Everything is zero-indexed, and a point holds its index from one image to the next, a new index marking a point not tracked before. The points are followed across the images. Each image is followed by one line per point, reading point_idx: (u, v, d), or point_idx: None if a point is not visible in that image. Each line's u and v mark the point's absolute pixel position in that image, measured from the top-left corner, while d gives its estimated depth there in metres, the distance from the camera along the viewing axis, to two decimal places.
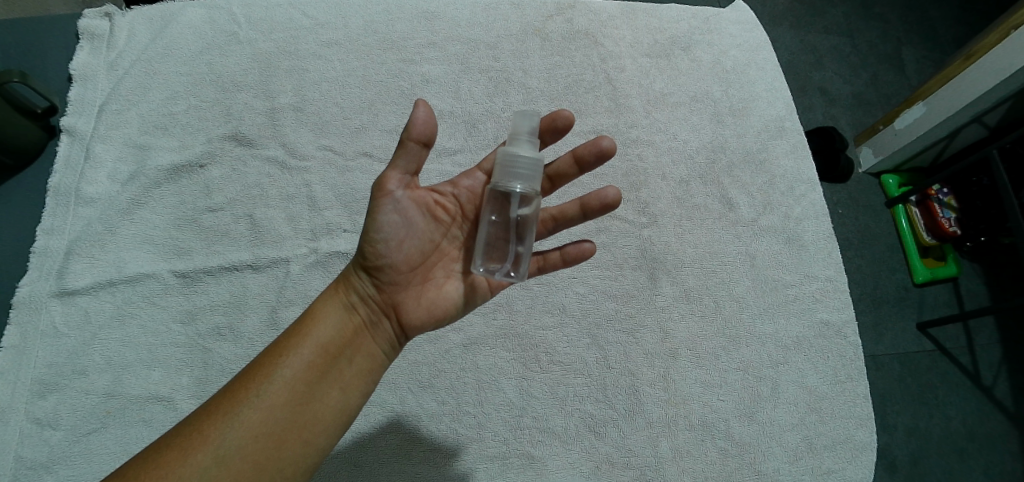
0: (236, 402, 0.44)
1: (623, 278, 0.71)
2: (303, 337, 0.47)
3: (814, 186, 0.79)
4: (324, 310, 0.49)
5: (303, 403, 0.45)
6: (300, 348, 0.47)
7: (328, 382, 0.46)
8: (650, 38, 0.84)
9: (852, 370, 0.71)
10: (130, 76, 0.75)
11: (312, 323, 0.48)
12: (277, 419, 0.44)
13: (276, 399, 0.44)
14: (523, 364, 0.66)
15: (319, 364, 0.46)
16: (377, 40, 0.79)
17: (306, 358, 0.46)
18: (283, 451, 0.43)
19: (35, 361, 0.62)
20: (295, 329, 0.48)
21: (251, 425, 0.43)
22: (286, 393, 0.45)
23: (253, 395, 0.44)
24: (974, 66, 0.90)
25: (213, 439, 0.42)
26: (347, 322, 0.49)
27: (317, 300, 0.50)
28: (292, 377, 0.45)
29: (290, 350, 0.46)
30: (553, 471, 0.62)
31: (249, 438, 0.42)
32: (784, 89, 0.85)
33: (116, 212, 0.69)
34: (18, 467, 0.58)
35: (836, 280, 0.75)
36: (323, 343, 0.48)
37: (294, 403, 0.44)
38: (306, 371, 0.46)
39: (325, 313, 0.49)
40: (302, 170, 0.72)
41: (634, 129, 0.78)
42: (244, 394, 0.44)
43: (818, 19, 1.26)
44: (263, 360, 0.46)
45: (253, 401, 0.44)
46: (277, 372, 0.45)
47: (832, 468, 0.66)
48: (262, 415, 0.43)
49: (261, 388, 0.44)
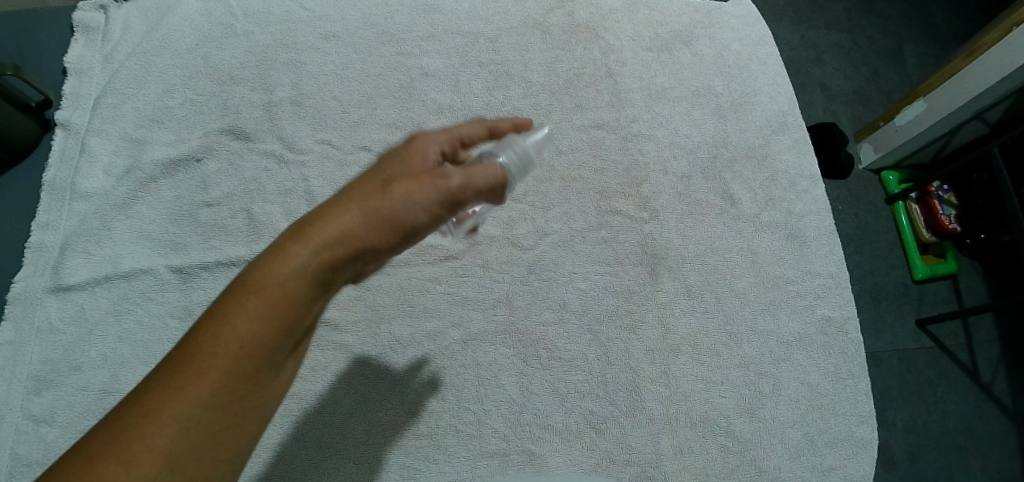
0: (180, 385, 0.32)
1: (624, 274, 0.70)
2: (269, 299, 0.35)
3: (816, 181, 0.79)
4: (299, 271, 0.36)
5: (265, 378, 0.35)
6: (270, 323, 0.35)
7: (290, 353, 0.37)
8: (652, 32, 0.83)
9: (854, 366, 0.70)
10: (125, 69, 0.74)
11: (278, 282, 0.36)
12: (242, 409, 0.34)
13: (231, 377, 0.33)
14: (523, 360, 0.65)
15: (291, 338, 0.36)
16: (376, 32, 0.78)
17: (274, 323, 0.35)
18: (246, 440, 0.35)
19: (32, 357, 0.62)
20: (248, 281, 0.35)
21: (209, 421, 0.33)
22: (252, 377, 0.34)
23: (201, 374, 0.33)
24: (974, 63, 0.90)
25: (153, 438, 0.31)
26: (323, 283, 0.38)
27: (287, 256, 0.36)
28: (261, 356, 0.35)
29: (257, 323, 0.35)
30: (553, 468, 0.62)
31: (212, 435, 0.33)
32: (786, 83, 0.84)
33: (112, 206, 0.68)
34: (13, 464, 0.57)
35: (838, 276, 0.74)
36: (292, 303, 0.36)
37: (259, 381, 0.35)
38: (273, 339, 0.35)
39: (303, 278, 0.37)
40: (301, 164, 0.72)
41: (635, 124, 0.78)
42: (197, 383, 0.32)
43: (819, 15, 1.26)
44: (212, 336, 0.34)
45: (202, 379, 0.33)
46: (239, 352, 0.34)
47: (833, 465, 0.66)
48: (223, 407, 0.33)
49: (218, 376, 0.33)
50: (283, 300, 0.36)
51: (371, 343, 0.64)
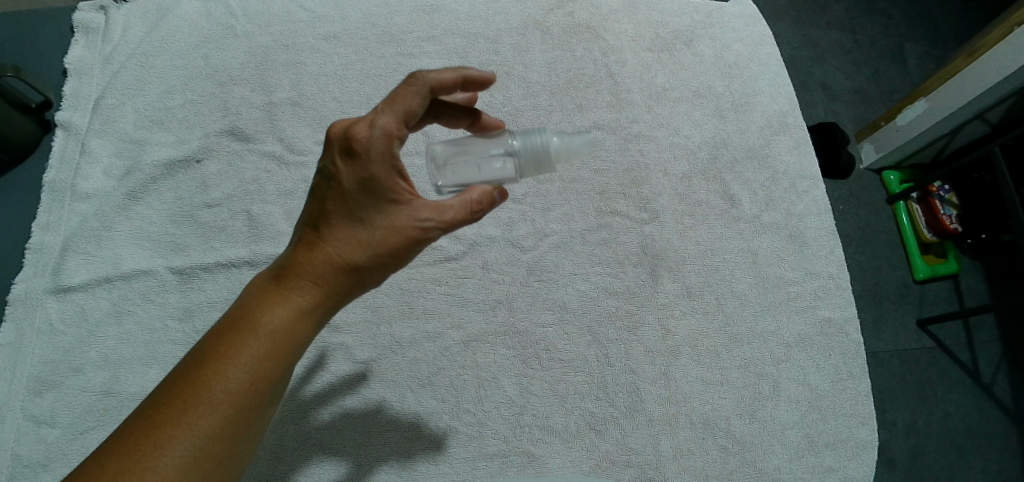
0: (187, 416, 0.38)
1: (624, 275, 0.70)
2: (265, 341, 0.42)
3: (816, 182, 0.79)
4: (291, 316, 0.43)
5: (259, 408, 0.41)
6: (264, 363, 0.41)
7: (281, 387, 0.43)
8: (652, 32, 0.83)
9: (854, 367, 0.70)
10: (125, 70, 0.74)
11: (274, 326, 0.42)
12: (238, 437, 0.40)
13: (231, 411, 0.39)
14: (523, 361, 0.65)
15: (281, 375, 0.42)
16: (376, 33, 0.78)
17: (269, 363, 0.41)
18: (235, 464, 0.40)
19: (32, 358, 0.62)
20: (249, 326, 0.42)
21: (209, 447, 0.38)
22: (249, 410, 0.40)
23: (203, 409, 0.38)
24: (976, 63, 0.89)
25: (165, 467, 0.36)
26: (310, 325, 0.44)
27: (282, 301, 0.43)
28: (256, 392, 0.41)
29: (254, 362, 0.41)
30: (553, 469, 0.62)
31: (210, 461, 0.38)
32: (787, 84, 0.84)
33: (112, 208, 0.68)
34: (15, 465, 0.58)
35: (839, 277, 0.74)
36: (285, 343, 0.42)
37: (252, 413, 0.40)
38: (267, 376, 0.41)
39: (295, 323, 0.43)
40: (301, 165, 0.72)
41: (635, 125, 0.78)
42: (201, 414, 0.38)
43: (820, 14, 1.25)
44: (216, 373, 0.39)
45: (206, 413, 0.38)
46: (238, 387, 0.40)
47: (833, 466, 0.66)
48: (221, 437, 0.39)
49: (217, 409, 0.39)
50: (276, 342, 0.42)
51: (371, 344, 0.64)
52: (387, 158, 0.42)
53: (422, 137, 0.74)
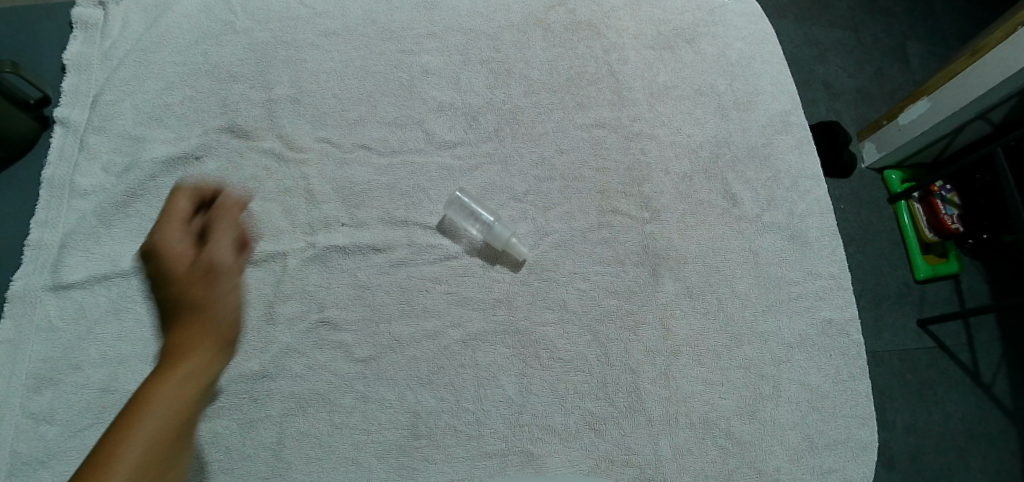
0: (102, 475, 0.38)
1: (625, 274, 0.70)
2: (161, 402, 0.44)
3: (819, 182, 0.78)
4: (185, 368, 0.47)
5: (167, 460, 0.42)
6: (165, 415, 0.44)
7: (181, 449, 0.44)
8: (654, 30, 0.83)
9: (855, 368, 0.70)
10: (124, 66, 0.73)
11: (166, 386, 0.45)
12: None
13: (142, 463, 0.40)
14: (522, 360, 0.65)
15: (181, 432, 0.44)
16: (376, 30, 0.78)
17: (171, 418, 0.44)
18: None
19: (30, 355, 0.61)
20: (143, 399, 0.44)
21: None
22: (156, 463, 0.41)
23: (113, 465, 0.39)
24: (979, 63, 0.89)
25: None
26: (200, 387, 0.47)
27: (170, 366, 0.47)
28: (162, 443, 0.42)
29: (154, 415, 0.43)
30: (552, 468, 0.62)
31: None
32: (790, 83, 0.83)
33: (111, 204, 0.68)
34: (14, 462, 0.58)
35: (840, 277, 0.74)
36: (184, 401, 0.46)
37: (162, 466, 0.42)
38: (172, 431, 0.44)
39: (191, 374, 0.47)
40: (300, 162, 0.71)
41: (637, 123, 0.77)
42: (117, 466, 0.39)
43: (823, 13, 1.25)
44: (117, 438, 0.41)
45: (117, 468, 0.39)
46: (145, 440, 0.42)
47: (832, 467, 0.66)
48: None
49: (128, 464, 0.40)
50: (173, 399, 0.45)
51: (371, 342, 0.64)
52: (224, 249, 0.53)
53: (422, 135, 0.74)
